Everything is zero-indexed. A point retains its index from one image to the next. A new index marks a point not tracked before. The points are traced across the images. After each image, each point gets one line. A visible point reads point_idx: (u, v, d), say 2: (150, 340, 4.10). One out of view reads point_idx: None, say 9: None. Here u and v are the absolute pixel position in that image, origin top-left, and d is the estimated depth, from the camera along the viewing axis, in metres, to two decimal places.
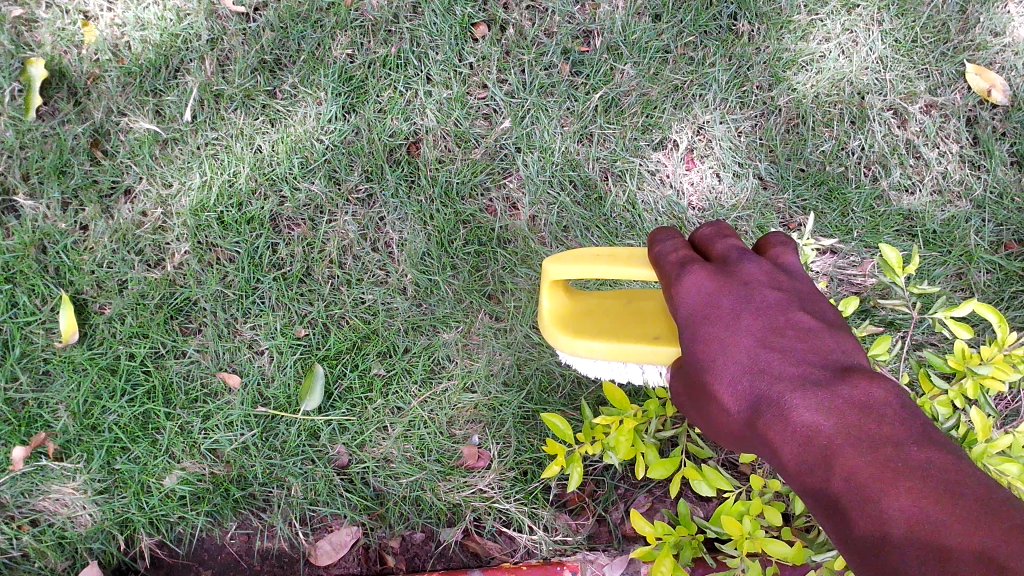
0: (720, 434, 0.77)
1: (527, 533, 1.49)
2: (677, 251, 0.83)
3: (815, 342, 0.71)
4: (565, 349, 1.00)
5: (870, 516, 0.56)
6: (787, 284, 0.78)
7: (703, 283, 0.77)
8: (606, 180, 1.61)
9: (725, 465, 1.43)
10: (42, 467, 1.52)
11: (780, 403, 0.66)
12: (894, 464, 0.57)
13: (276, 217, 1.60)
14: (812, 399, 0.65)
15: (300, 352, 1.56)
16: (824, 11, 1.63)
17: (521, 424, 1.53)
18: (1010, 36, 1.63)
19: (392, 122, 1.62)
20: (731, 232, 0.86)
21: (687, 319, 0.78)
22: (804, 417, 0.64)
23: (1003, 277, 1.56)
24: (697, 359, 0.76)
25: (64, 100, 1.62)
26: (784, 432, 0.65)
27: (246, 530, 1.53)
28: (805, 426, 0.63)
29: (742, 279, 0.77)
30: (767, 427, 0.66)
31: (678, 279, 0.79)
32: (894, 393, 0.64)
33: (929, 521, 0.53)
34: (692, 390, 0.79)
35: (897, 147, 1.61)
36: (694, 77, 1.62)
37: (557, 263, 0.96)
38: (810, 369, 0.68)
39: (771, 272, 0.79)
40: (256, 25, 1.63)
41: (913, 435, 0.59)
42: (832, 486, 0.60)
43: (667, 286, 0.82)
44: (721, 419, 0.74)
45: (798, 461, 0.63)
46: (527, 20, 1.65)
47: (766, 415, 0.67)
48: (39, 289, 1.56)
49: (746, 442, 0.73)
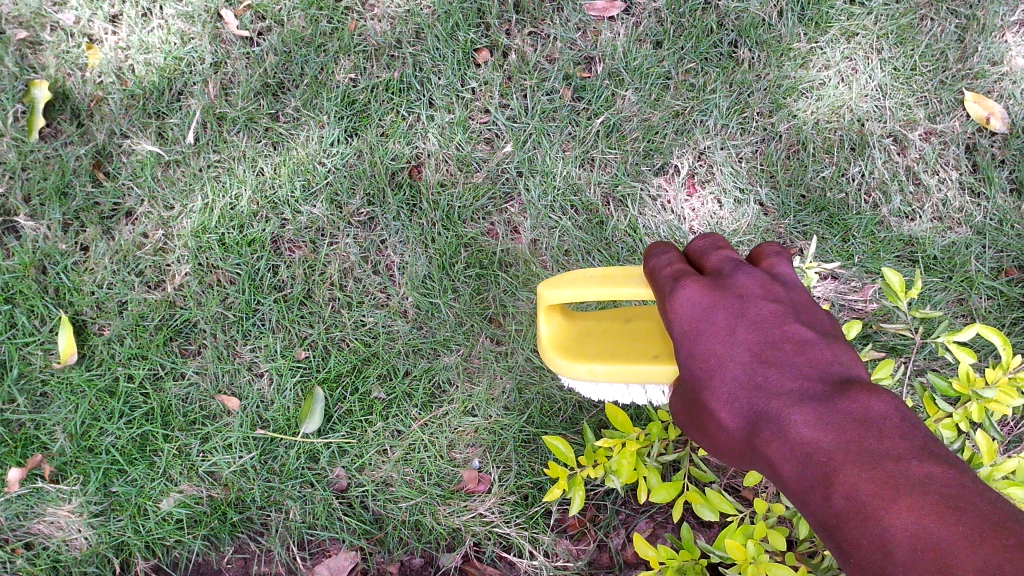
0: (720, 452, 0.77)
1: (527, 558, 1.48)
2: (671, 265, 0.83)
3: (811, 354, 0.71)
4: (565, 373, 0.99)
5: (872, 534, 0.56)
6: (782, 294, 0.79)
7: (697, 296, 0.77)
8: (607, 204, 1.61)
9: (725, 490, 1.42)
10: (38, 489, 1.51)
11: (779, 419, 0.66)
12: (895, 481, 0.57)
13: (277, 240, 1.60)
14: (811, 414, 0.65)
15: (300, 374, 1.56)
16: (823, 40, 1.64)
17: (521, 448, 1.53)
18: (1008, 65, 1.63)
19: (393, 145, 1.62)
20: (725, 244, 0.87)
21: (682, 333, 0.78)
22: (803, 433, 0.64)
23: (1004, 303, 1.57)
24: (695, 375, 0.76)
25: (67, 123, 1.62)
26: (782, 449, 0.64)
27: (243, 554, 1.53)
28: (803, 442, 0.63)
29: (736, 291, 0.77)
30: (767, 444, 0.66)
31: (671, 293, 0.79)
32: (893, 405, 0.64)
33: (932, 538, 0.52)
34: (689, 406, 0.79)
35: (897, 174, 1.62)
36: (695, 103, 1.63)
37: (551, 287, 0.95)
38: (807, 384, 0.68)
39: (765, 280, 0.79)
40: (259, 48, 1.63)
41: (913, 450, 0.59)
42: (832, 504, 0.59)
43: (661, 300, 0.82)
44: (719, 436, 0.74)
45: (798, 479, 0.63)
46: (529, 46, 1.65)
47: (765, 433, 0.67)
48: (38, 309, 1.56)
49: (745, 460, 0.72)
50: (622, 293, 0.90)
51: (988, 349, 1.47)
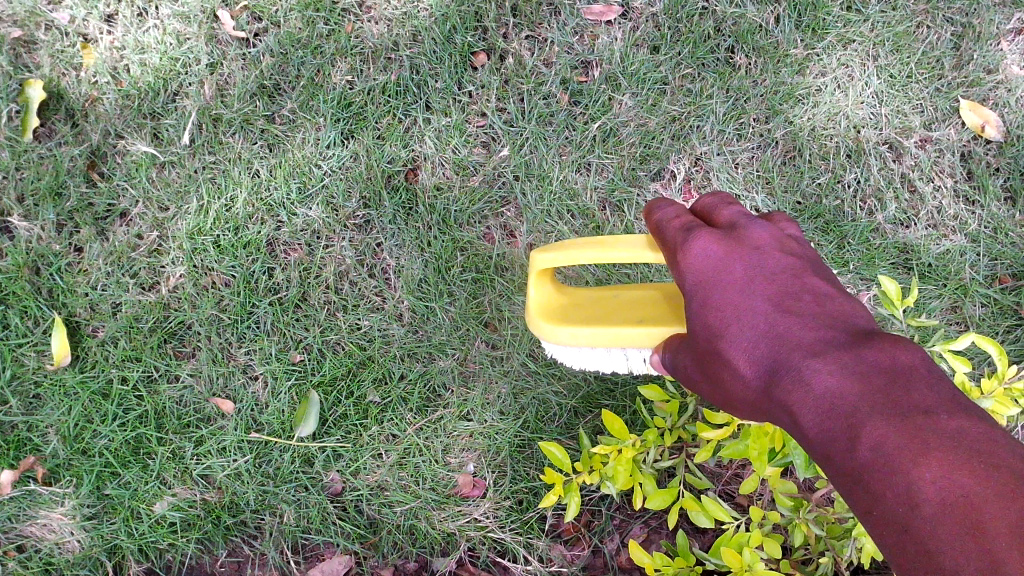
0: (732, 406, 0.79)
1: (522, 563, 1.49)
2: (681, 216, 0.89)
3: (829, 308, 0.74)
4: (548, 337, 1.00)
5: (897, 486, 0.56)
6: (798, 252, 0.84)
7: (711, 247, 0.82)
8: (604, 209, 1.61)
9: (721, 496, 1.42)
10: (30, 491, 1.50)
11: (799, 366, 0.68)
12: (923, 431, 0.57)
13: (273, 242, 1.59)
14: (833, 362, 0.67)
15: (294, 378, 1.55)
16: (820, 46, 1.64)
17: (517, 453, 1.53)
18: (1003, 74, 1.64)
19: (390, 148, 1.61)
20: (736, 202, 0.93)
21: (695, 284, 0.82)
22: (826, 381, 0.65)
23: (998, 311, 1.58)
24: (711, 327, 0.79)
25: (62, 122, 1.61)
26: (803, 396, 0.66)
27: (237, 557, 1.52)
28: (825, 389, 0.65)
29: (752, 246, 0.83)
30: (785, 390, 0.68)
31: (684, 243, 0.84)
32: (916, 356, 0.65)
33: (964, 493, 0.53)
34: (701, 360, 0.82)
35: (892, 181, 1.62)
36: (691, 108, 1.63)
37: (545, 252, 0.96)
38: (826, 334, 0.70)
39: (779, 238, 0.85)
40: (256, 49, 1.62)
41: (941, 402, 0.60)
42: (853, 450, 0.60)
43: (672, 251, 0.86)
44: (732, 386, 0.76)
45: (817, 423, 0.64)
46: (526, 49, 1.65)
47: (784, 379, 0.69)
48: (31, 311, 1.55)
49: (759, 412, 0.75)
50: (615, 255, 0.91)
51: (982, 357, 1.48)
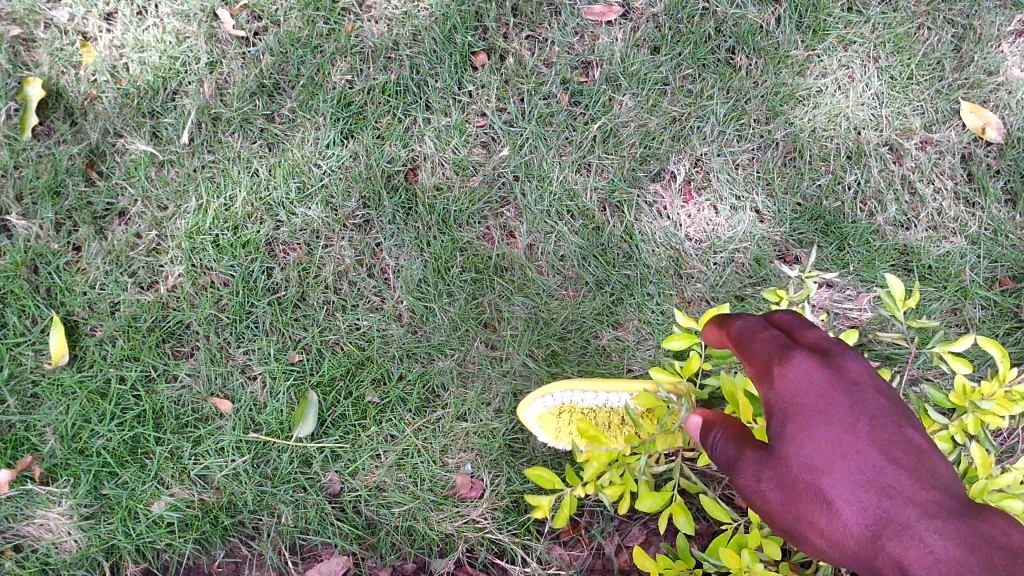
0: (808, 542, 0.78)
1: (520, 565, 1.49)
2: (770, 341, 0.90)
3: (931, 470, 0.74)
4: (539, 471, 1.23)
5: None
6: (888, 391, 0.83)
7: (815, 373, 0.82)
8: (604, 210, 1.61)
9: (721, 498, 1.42)
10: (27, 491, 1.49)
11: (913, 529, 0.69)
12: None
13: (272, 241, 1.58)
14: (954, 536, 0.67)
15: (293, 378, 1.55)
16: (820, 47, 1.64)
17: (514, 454, 1.53)
18: (1004, 75, 1.63)
19: (389, 148, 1.61)
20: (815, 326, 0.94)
21: (790, 406, 0.82)
22: (952, 551, 0.65)
23: (998, 313, 1.58)
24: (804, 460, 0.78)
25: (60, 121, 1.60)
26: (925, 561, 0.66)
27: (235, 558, 1.52)
28: (949, 558, 0.65)
29: (852, 377, 0.82)
30: (901, 549, 0.68)
31: (784, 364, 0.84)
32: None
33: None
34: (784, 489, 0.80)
35: (893, 183, 1.62)
36: (692, 109, 1.62)
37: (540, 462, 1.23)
38: (939, 501, 0.71)
39: (871, 372, 0.84)
40: (255, 48, 1.62)
41: None
42: None
43: (764, 369, 0.87)
44: (824, 524, 0.75)
45: None
46: (527, 50, 1.64)
47: (897, 540, 0.69)
48: (29, 309, 1.54)
49: (851, 563, 0.74)
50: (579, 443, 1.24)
51: (982, 359, 1.48)
